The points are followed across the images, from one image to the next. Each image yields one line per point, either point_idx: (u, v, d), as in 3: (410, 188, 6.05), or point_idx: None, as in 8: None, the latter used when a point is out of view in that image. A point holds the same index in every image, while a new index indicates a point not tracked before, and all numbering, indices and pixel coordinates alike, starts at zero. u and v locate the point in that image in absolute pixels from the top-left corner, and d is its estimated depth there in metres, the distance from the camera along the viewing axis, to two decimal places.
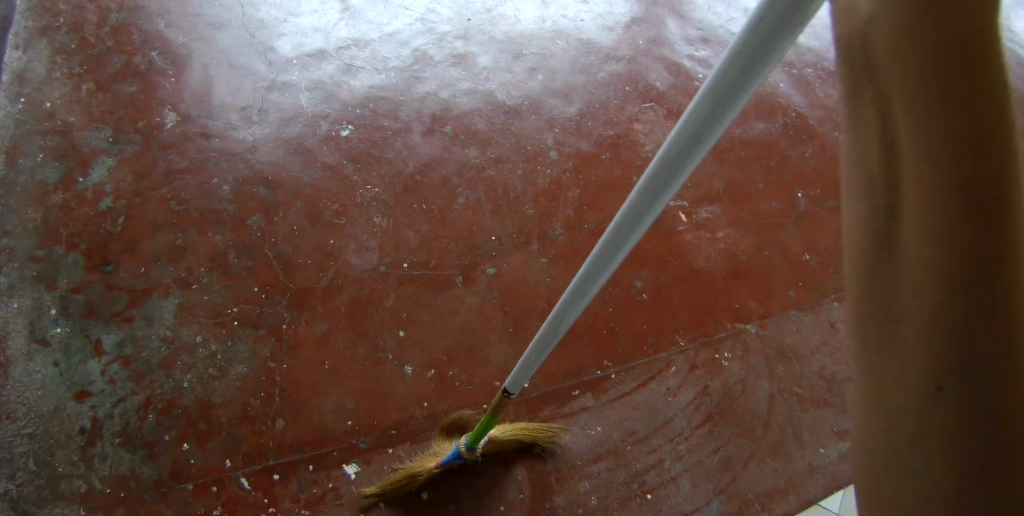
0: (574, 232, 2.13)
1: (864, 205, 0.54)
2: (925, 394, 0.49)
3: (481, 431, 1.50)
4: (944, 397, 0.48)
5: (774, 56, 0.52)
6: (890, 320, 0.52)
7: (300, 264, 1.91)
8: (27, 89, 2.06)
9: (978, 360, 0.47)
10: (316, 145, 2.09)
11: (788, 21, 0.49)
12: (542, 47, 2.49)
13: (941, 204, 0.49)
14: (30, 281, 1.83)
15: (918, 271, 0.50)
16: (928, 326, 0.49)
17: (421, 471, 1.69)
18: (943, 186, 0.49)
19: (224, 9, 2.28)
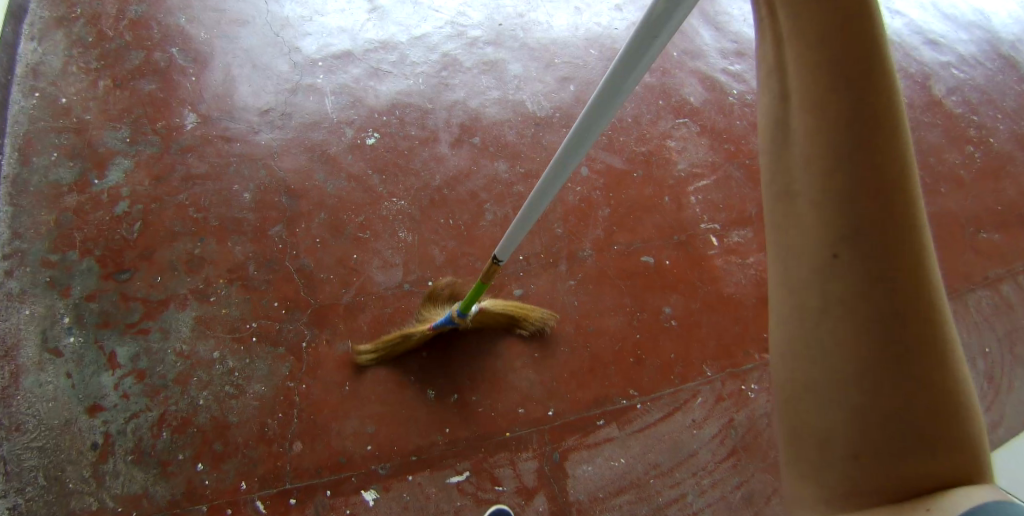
0: (604, 255, 2.06)
1: (776, 245, 0.59)
2: (844, 417, 0.55)
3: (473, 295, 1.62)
4: (861, 415, 0.54)
5: (651, 52, 0.83)
6: (807, 356, 0.56)
7: (321, 279, 1.84)
8: (42, 83, 1.99)
9: (889, 376, 0.54)
10: (340, 153, 2.01)
11: (658, 31, 0.80)
12: (575, 56, 2.39)
13: (843, 239, 0.55)
14: (43, 287, 1.77)
15: (821, 306, 0.56)
16: (840, 358, 0.55)
17: (414, 333, 1.78)
18: (847, 222, 0.55)
19: (248, 5, 2.21)
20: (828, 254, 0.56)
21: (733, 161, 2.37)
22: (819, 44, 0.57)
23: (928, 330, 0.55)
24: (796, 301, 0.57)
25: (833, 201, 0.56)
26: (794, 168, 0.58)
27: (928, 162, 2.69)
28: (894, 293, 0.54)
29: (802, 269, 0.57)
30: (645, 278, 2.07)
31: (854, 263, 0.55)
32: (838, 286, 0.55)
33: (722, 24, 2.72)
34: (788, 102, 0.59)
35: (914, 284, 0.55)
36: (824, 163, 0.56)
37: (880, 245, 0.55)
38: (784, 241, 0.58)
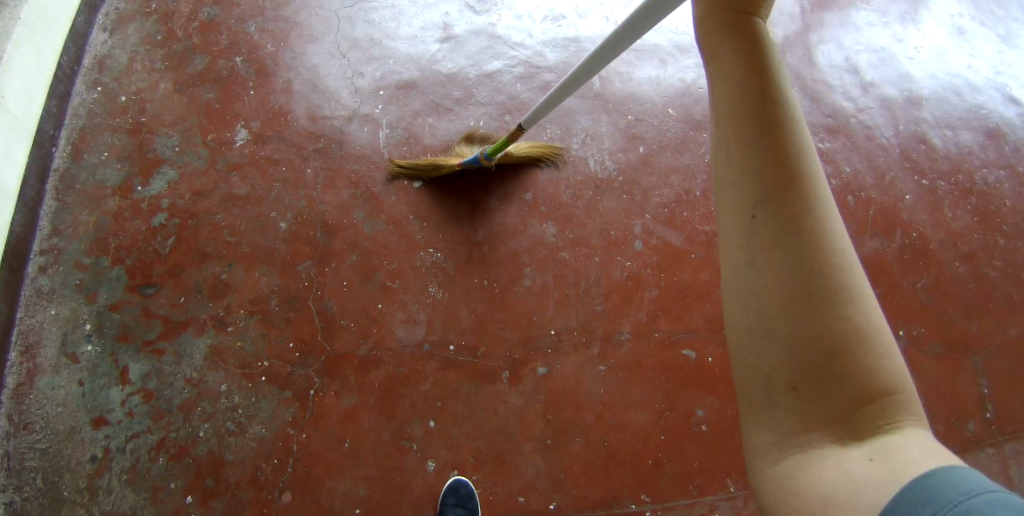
0: (642, 342, 1.88)
1: (719, 219, 0.84)
2: (770, 336, 0.77)
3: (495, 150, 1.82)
4: (779, 333, 0.77)
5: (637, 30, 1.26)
6: (736, 293, 0.80)
7: (341, 326, 1.77)
8: (106, 78, 2.04)
9: (801, 312, 0.76)
10: (384, 192, 1.92)
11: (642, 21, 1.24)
12: (646, 112, 2.20)
13: (759, 206, 0.80)
14: (72, 289, 1.80)
15: (746, 255, 0.80)
16: (761, 291, 0.78)
17: (442, 167, 1.93)
18: (761, 197, 0.80)
19: (320, 21, 2.17)
20: (748, 217, 0.80)
21: None
22: (733, 76, 0.85)
23: (826, 263, 0.78)
24: (732, 255, 0.81)
25: (751, 181, 0.81)
26: (725, 167, 0.83)
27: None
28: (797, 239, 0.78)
29: (735, 232, 0.81)
30: (681, 374, 1.87)
31: (765, 221, 0.79)
32: (760, 238, 0.79)
33: (820, 95, 2.45)
34: (721, 122, 0.85)
35: (809, 232, 0.78)
36: (745, 157, 0.81)
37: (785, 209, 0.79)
38: (723, 211, 0.83)
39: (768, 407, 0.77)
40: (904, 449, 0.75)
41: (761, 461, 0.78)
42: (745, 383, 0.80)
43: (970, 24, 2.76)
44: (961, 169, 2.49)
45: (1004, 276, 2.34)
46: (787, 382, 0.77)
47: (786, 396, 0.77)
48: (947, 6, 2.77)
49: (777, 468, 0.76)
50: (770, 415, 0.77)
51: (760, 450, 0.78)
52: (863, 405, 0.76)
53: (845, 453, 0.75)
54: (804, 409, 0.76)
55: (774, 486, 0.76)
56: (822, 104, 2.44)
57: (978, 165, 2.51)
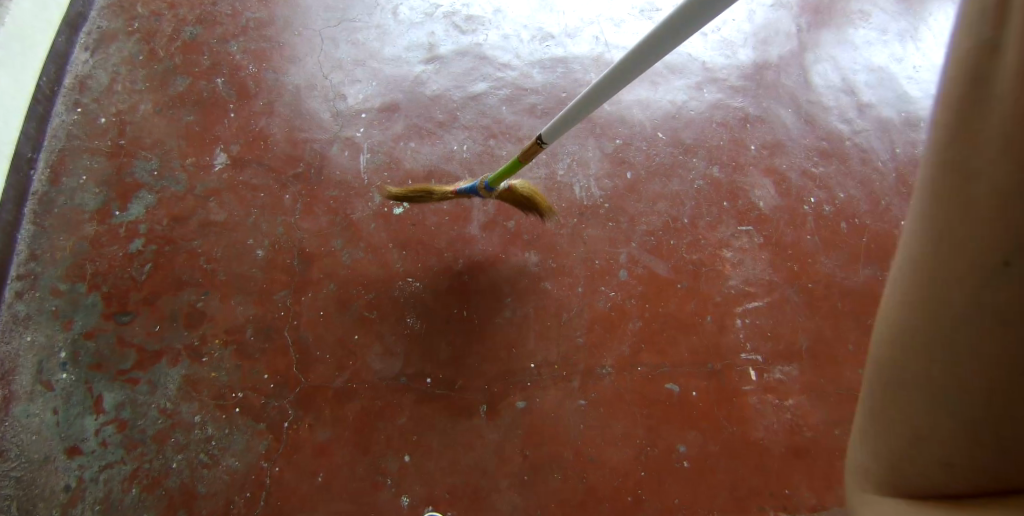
0: (624, 375, 1.84)
1: (942, 271, 0.77)
2: (942, 413, 0.80)
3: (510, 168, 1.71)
4: (946, 412, 0.79)
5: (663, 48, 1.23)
6: (903, 357, 0.82)
7: (316, 357, 1.75)
8: (86, 98, 2.04)
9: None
10: (363, 219, 1.90)
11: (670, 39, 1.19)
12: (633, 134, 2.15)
13: (972, 292, 0.75)
14: (47, 316, 1.78)
15: (941, 333, 0.78)
16: (965, 374, 0.77)
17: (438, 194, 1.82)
18: (990, 287, 0.74)
19: (303, 41, 2.16)
20: (972, 303, 0.75)
21: (794, 283, 2.05)
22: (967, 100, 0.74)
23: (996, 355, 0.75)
24: (922, 330, 0.80)
25: (969, 263, 0.74)
26: (977, 222, 0.73)
27: None
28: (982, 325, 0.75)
29: (949, 314, 0.77)
30: (664, 409, 1.82)
31: (997, 311, 0.74)
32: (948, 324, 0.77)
33: (816, 117, 2.36)
34: (939, 157, 0.77)
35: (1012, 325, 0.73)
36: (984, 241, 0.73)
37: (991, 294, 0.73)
38: (928, 287, 0.78)
39: (884, 450, 0.86)
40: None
41: (873, 494, 0.87)
42: (911, 444, 0.82)
43: None
44: None
45: None
46: (944, 454, 0.80)
47: (933, 461, 0.81)
48: (947, 25, 2.71)
49: (888, 504, 0.84)
50: (896, 462, 0.84)
51: (895, 502, 0.84)
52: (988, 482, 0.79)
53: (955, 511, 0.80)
54: (935, 470, 0.81)
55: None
56: (817, 126, 2.34)
57: None
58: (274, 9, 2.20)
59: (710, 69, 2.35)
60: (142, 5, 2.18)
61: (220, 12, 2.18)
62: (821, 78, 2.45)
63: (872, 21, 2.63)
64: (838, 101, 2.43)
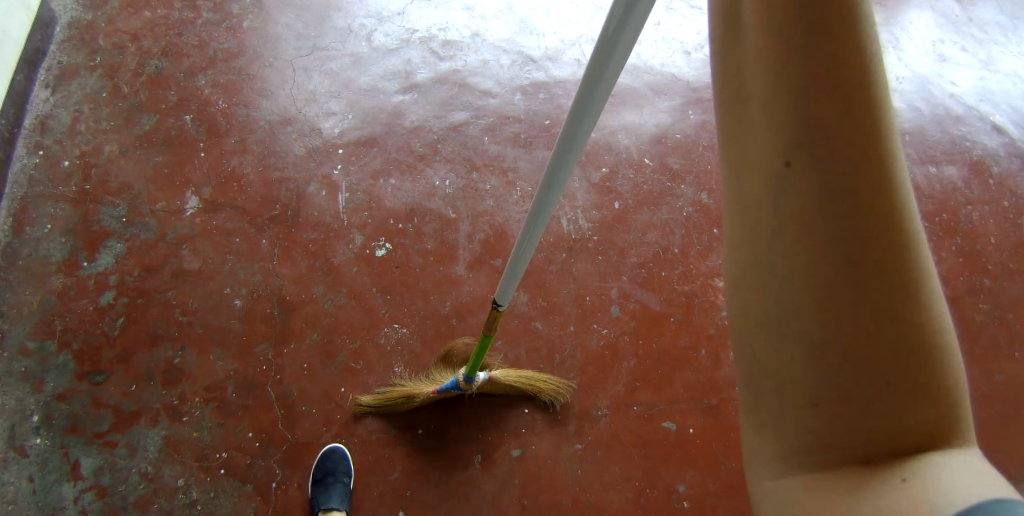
0: (620, 416, 1.82)
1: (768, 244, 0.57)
2: (795, 331, 0.56)
3: (477, 354, 1.48)
4: (804, 329, 0.56)
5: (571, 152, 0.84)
6: (761, 278, 0.58)
7: (303, 412, 1.70)
8: (48, 140, 1.94)
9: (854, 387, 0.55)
10: (345, 263, 1.83)
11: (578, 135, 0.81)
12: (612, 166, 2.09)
13: (797, 149, 0.55)
14: (16, 377, 1.69)
15: (771, 216, 0.56)
16: (784, 271, 0.56)
17: (419, 394, 1.69)
18: (807, 134, 0.54)
19: (274, 72, 2.06)
20: (779, 165, 0.56)
21: None
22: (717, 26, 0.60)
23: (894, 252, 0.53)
24: (748, 215, 0.58)
25: (793, 111, 0.55)
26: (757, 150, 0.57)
27: (1009, 318, 2.26)
28: (828, 181, 0.54)
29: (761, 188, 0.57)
30: (661, 449, 1.80)
31: (808, 177, 0.54)
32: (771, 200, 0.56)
33: None
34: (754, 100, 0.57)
35: (880, 200, 0.53)
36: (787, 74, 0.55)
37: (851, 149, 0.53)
38: (749, 155, 0.58)
39: (778, 419, 0.59)
40: (956, 482, 0.53)
41: (760, 469, 0.61)
42: (756, 376, 0.59)
43: (952, 51, 2.78)
44: (946, 208, 2.42)
45: (989, 318, 2.26)
46: (807, 392, 0.56)
47: (793, 403, 0.57)
48: (928, 33, 2.80)
49: (785, 484, 0.58)
50: (778, 426, 0.59)
51: (762, 457, 0.61)
52: (888, 423, 0.55)
53: (871, 477, 0.55)
54: (821, 424, 0.57)
55: (775, 501, 0.59)
56: None
57: (963, 203, 2.43)
58: (242, 38, 2.10)
59: (695, 89, 2.30)
60: (104, 37, 2.08)
61: (186, 44, 2.08)
62: None
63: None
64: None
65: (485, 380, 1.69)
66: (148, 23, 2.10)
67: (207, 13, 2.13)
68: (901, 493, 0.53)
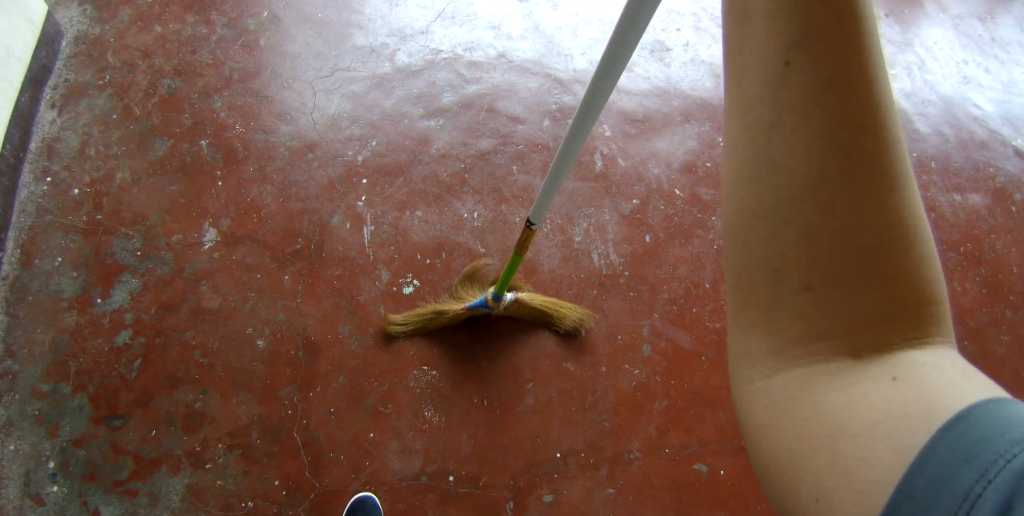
0: (652, 458, 1.78)
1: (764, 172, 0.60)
2: (795, 233, 0.59)
3: (511, 269, 1.53)
4: (800, 218, 0.58)
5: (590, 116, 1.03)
6: (761, 171, 0.59)
7: (330, 459, 1.65)
8: (56, 165, 1.84)
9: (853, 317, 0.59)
10: (372, 301, 1.77)
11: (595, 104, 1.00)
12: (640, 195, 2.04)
13: (797, 49, 0.58)
14: (29, 421, 1.62)
15: (770, 128, 0.59)
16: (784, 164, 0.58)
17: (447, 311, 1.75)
18: (808, 35, 0.57)
19: (293, 93, 1.97)
20: (779, 65, 0.58)
21: None
22: None
23: (874, 146, 0.58)
24: (749, 115, 0.60)
25: (794, 15, 0.58)
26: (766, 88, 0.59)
27: None
28: (827, 79, 0.57)
29: (764, 106, 0.59)
30: (693, 494, 1.77)
31: (805, 73, 0.57)
32: (770, 99, 0.59)
33: None
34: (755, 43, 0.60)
35: (859, 99, 0.57)
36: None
37: (841, 51, 0.57)
38: (746, 64, 0.61)
39: (769, 316, 0.61)
40: (936, 372, 0.57)
41: (750, 372, 0.62)
42: (750, 282, 0.61)
43: (975, 73, 2.72)
44: (970, 236, 2.37)
45: (1013, 351, 2.20)
46: (798, 281, 0.59)
47: (784, 296, 0.60)
48: (951, 54, 2.73)
49: (776, 383, 0.60)
50: (770, 324, 0.61)
51: (755, 362, 0.62)
52: (870, 314, 0.59)
53: (860, 370, 0.58)
54: (810, 315, 0.59)
55: (768, 403, 0.60)
56: None
57: (985, 231, 2.38)
58: (258, 57, 2.01)
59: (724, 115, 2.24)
60: (113, 53, 1.98)
61: (200, 62, 1.98)
62: None
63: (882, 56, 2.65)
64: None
65: (512, 300, 1.74)
66: (160, 39, 2.01)
67: (221, 29, 2.03)
68: (888, 386, 0.57)
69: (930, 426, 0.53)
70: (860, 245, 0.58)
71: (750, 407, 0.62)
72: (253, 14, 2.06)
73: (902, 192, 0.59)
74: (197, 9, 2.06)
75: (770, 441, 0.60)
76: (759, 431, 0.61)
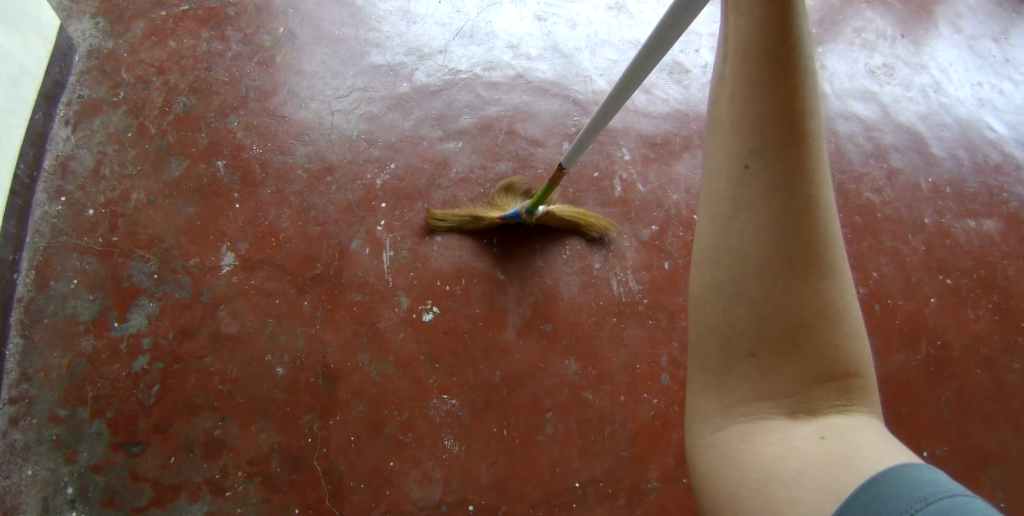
0: (669, 488, 1.77)
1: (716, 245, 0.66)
2: (740, 302, 0.65)
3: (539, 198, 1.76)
4: (746, 294, 0.64)
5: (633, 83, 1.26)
6: (717, 248, 0.66)
7: (350, 488, 1.64)
8: (71, 185, 1.81)
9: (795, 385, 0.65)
10: (391, 328, 1.75)
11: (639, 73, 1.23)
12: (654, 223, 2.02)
13: (755, 153, 0.64)
14: (46, 446, 1.60)
15: (726, 205, 0.65)
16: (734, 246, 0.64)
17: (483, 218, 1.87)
18: (762, 137, 0.64)
19: (311, 113, 1.94)
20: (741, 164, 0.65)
21: None
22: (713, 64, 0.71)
23: (815, 237, 0.64)
24: (712, 198, 0.67)
25: (756, 120, 0.65)
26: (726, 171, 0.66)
27: None
28: (778, 177, 0.64)
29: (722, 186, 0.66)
30: None
31: (762, 170, 0.64)
32: (725, 189, 0.65)
33: (848, 188, 2.35)
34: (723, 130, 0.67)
35: (808, 198, 0.64)
36: (755, 86, 0.65)
37: (788, 155, 0.64)
38: (711, 156, 0.68)
39: (719, 378, 0.66)
40: (860, 438, 0.62)
41: (699, 428, 0.67)
42: (703, 343, 0.67)
43: (990, 95, 2.69)
44: (983, 262, 2.35)
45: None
46: (744, 347, 0.65)
47: (732, 363, 0.66)
48: (967, 75, 2.70)
49: (720, 436, 0.65)
50: (720, 384, 0.66)
51: (705, 417, 0.67)
52: (811, 386, 0.65)
53: (793, 428, 0.63)
54: (756, 380, 0.65)
55: (713, 453, 0.65)
56: (850, 197, 2.34)
57: (1000, 256, 2.37)
58: (274, 75, 1.98)
59: None
60: (127, 69, 1.95)
61: (217, 80, 1.95)
62: (851, 144, 2.43)
63: (896, 75, 2.61)
64: (871, 169, 2.40)
65: (544, 212, 1.85)
66: (174, 55, 1.97)
67: (238, 46, 2.00)
68: (817, 444, 0.62)
69: (853, 480, 0.57)
70: (800, 322, 0.64)
71: (699, 455, 0.67)
72: (270, 30, 2.04)
73: (838, 277, 0.65)
74: (212, 24, 2.02)
75: (714, 490, 0.64)
76: (706, 478, 0.66)
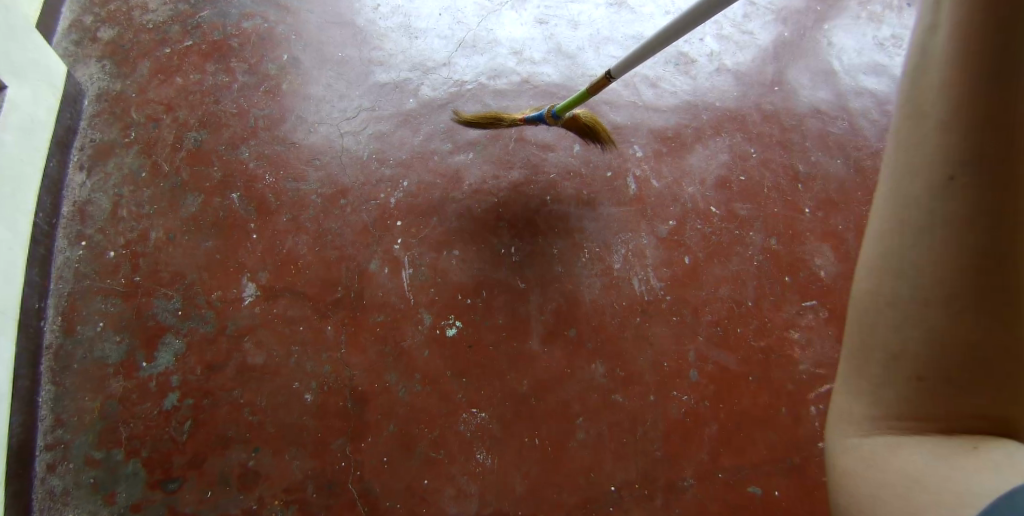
0: (706, 484, 1.75)
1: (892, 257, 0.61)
2: (917, 316, 0.60)
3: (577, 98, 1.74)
4: (929, 316, 0.60)
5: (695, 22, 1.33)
6: (891, 260, 0.61)
7: (386, 509, 1.63)
8: (90, 228, 1.84)
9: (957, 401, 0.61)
10: (416, 347, 1.74)
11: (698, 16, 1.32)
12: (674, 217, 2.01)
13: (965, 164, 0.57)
14: (85, 489, 1.62)
15: (920, 216, 0.59)
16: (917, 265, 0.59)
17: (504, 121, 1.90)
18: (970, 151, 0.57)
19: (321, 138, 1.94)
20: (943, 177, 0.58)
21: None
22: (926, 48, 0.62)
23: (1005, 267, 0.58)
24: (903, 210, 0.60)
25: (968, 129, 0.57)
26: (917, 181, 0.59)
27: None
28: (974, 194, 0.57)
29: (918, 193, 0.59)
30: None
31: (969, 188, 0.57)
32: (912, 200, 0.59)
33: (867, 165, 2.22)
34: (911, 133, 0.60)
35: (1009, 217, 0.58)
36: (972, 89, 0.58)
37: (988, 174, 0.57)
38: (892, 160, 0.62)
39: (873, 389, 0.63)
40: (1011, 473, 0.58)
41: (843, 427, 0.66)
42: (867, 349, 0.63)
43: None
44: None
45: None
46: (908, 372, 0.61)
47: (895, 380, 0.62)
48: None
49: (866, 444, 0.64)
50: (878, 398, 0.63)
51: (851, 416, 0.65)
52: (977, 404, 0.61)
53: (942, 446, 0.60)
54: (917, 401, 0.61)
55: (856, 456, 0.64)
56: (868, 174, 2.20)
57: None
58: (282, 102, 1.98)
59: (753, 125, 2.20)
60: (137, 109, 1.97)
61: (225, 112, 1.96)
62: (864, 119, 2.30)
63: (907, 44, 2.49)
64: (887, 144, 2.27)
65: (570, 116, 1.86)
66: (182, 91, 1.99)
67: (243, 76, 2.01)
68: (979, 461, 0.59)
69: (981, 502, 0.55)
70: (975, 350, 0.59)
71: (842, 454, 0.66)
72: (274, 58, 2.04)
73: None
74: (217, 57, 2.04)
75: (849, 480, 0.64)
76: (843, 473, 0.65)
